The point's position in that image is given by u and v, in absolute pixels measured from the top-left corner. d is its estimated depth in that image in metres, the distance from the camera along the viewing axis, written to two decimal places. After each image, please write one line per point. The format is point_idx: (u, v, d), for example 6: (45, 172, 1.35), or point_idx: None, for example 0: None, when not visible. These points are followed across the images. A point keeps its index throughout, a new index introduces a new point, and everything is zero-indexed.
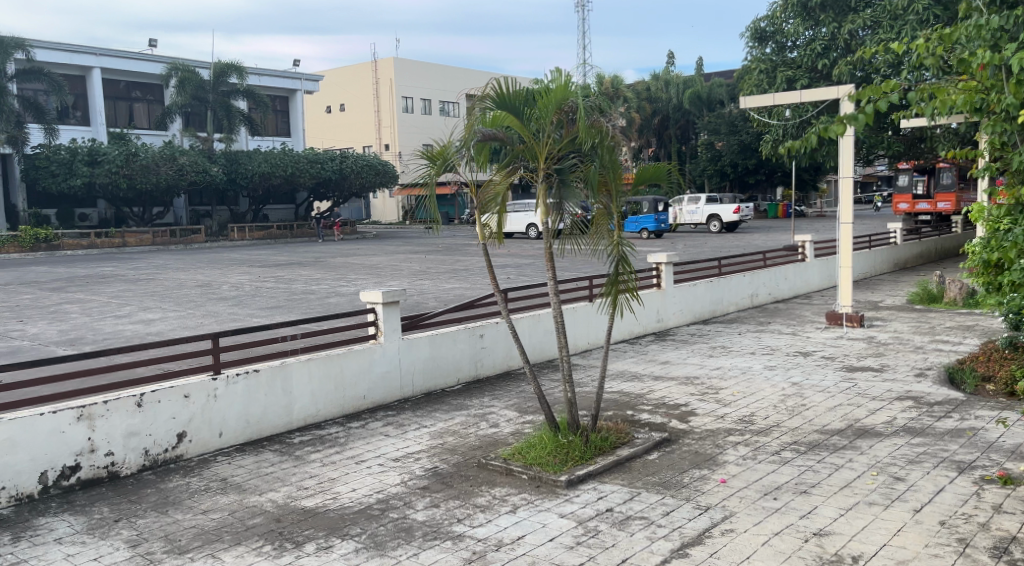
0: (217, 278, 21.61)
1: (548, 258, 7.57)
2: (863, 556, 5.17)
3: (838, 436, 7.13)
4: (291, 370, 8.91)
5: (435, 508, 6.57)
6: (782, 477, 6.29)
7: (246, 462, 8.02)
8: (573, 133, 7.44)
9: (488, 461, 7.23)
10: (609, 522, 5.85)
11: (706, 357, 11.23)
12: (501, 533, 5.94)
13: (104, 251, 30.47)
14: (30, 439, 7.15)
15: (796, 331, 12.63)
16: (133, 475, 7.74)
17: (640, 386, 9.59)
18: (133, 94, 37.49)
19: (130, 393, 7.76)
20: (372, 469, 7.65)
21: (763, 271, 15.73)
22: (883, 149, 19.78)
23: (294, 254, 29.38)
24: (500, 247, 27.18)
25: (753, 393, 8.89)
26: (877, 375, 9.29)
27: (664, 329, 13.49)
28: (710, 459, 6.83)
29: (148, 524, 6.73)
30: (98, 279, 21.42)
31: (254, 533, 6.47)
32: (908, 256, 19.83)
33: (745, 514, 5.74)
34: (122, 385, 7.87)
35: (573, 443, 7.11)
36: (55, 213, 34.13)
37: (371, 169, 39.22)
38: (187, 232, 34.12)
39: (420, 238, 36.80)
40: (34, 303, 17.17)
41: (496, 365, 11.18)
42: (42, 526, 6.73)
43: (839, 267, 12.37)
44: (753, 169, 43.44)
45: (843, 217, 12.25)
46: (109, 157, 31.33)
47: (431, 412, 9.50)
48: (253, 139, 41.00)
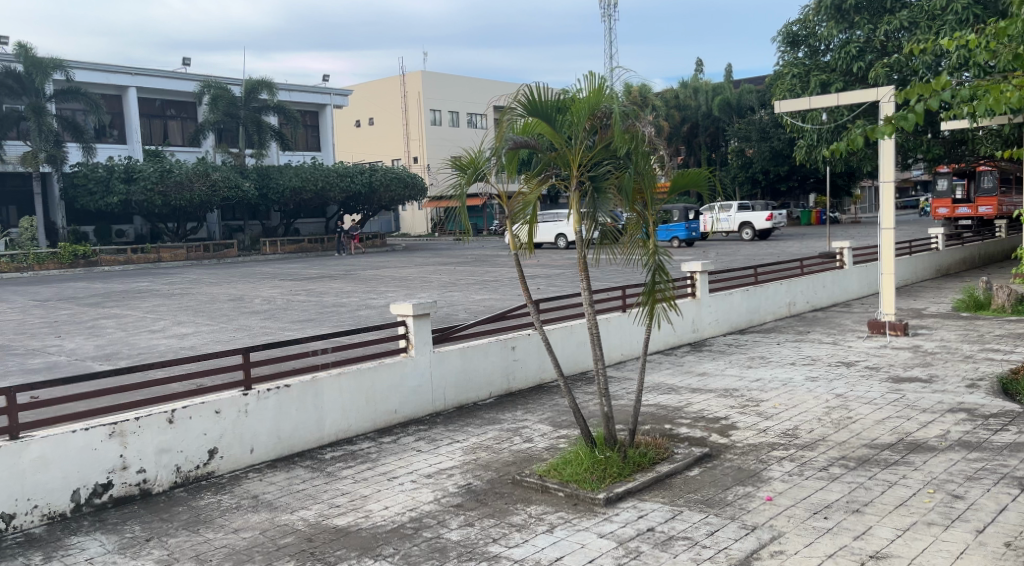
0: (249, 292, 21.62)
1: (583, 269, 7.37)
2: None
3: (889, 450, 6.83)
4: (323, 384, 8.77)
5: (469, 526, 6.38)
6: (832, 494, 6.02)
7: (277, 479, 7.87)
8: (607, 139, 7.25)
9: (523, 477, 7.02)
10: (651, 542, 5.61)
11: (744, 368, 10.95)
12: (539, 554, 5.73)
13: (140, 266, 30.64)
14: (63, 456, 7.07)
15: (837, 340, 12.29)
16: (165, 492, 7.62)
17: (678, 399, 9.34)
18: (168, 112, 37.89)
19: (161, 409, 7.66)
20: (405, 486, 7.47)
21: (800, 279, 15.39)
22: (922, 153, 19.35)
23: (326, 267, 29.40)
24: (530, 259, 26.97)
25: (796, 406, 8.61)
26: (926, 386, 8.96)
27: (700, 339, 13.22)
28: (754, 475, 6.57)
29: (180, 543, 6.59)
30: (133, 295, 21.54)
31: (285, 553, 6.30)
32: (949, 262, 19.36)
33: (795, 535, 5.48)
34: (154, 401, 7.77)
35: (611, 459, 6.88)
36: (92, 230, 34.57)
37: (400, 181, 39.16)
38: (221, 246, 34.00)
39: (450, 250, 36.70)
40: (71, 318, 17.30)
41: (529, 378, 10.97)
42: (74, 546, 6.62)
43: (882, 275, 12.03)
44: (785, 176, 42.94)
45: (885, 223, 11.97)
46: (144, 174, 31.61)
47: (463, 427, 9.31)
48: (284, 155, 41.25)
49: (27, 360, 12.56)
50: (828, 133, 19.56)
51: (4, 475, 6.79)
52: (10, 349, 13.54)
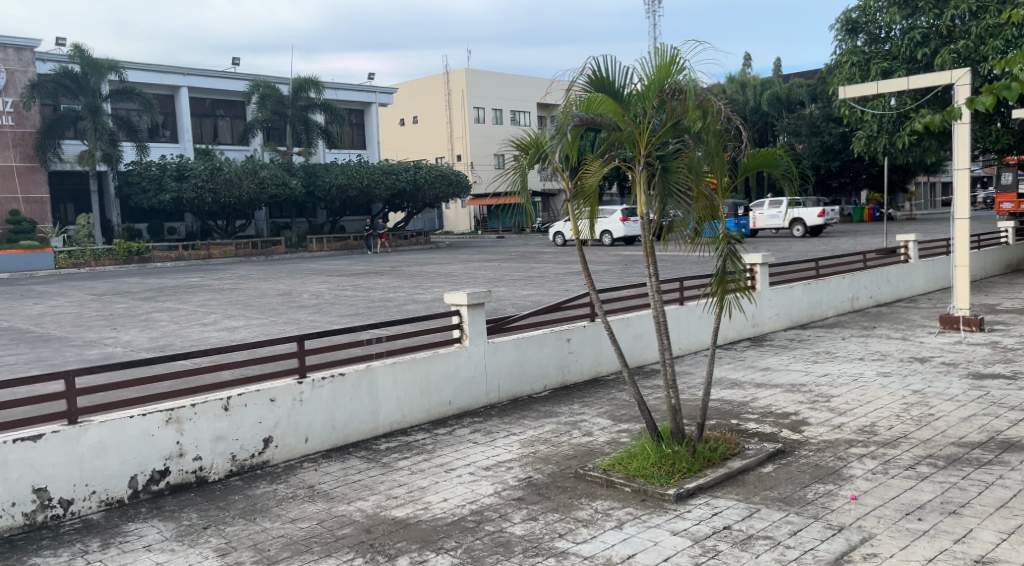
0: (297, 287, 21.56)
1: (651, 255, 7.02)
2: None
3: (980, 449, 6.46)
4: (378, 373, 8.59)
5: (533, 521, 6.13)
6: (923, 494, 5.64)
7: (333, 469, 7.69)
8: (677, 117, 6.91)
9: (587, 471, 6.75)
10: (729, 541, 5.29)
11: (810, 363, 10.53)
12: (608, 551, 5.44)
13: (191, 263, 30.82)
14: (121, 442, 6.95)
15: (907, 335, 11.83)
16: (220, 481, 7.48)
17: (743, 394, 8.98)
18: (218, 112, 38.19)
19: (217, 396, 7.50)
20: (463, 478, 7.24)
21: (863, 273, 14.89)
22: (989, 143, 18.86)
23: (371, 263, 29.34)
24: (576, 257, 26.65)
25: (870, 402, 8.21)
26: (1010, 383, 8.54)
27: (759, 334, 12.82)
28: (834, 473, 6.22)
29: (237, 531, 6.43)
30: (185, 289, 21.62)
31: (344, 544, 6.10)
32: (1017, 257, 18.70)
33: (888, 536, 5.12)
34: (211, 387, 7.64)
35: (679, 454, 6.59)
36: (145, 228, 35.08)
37: (445, 179, 38.90)
38: (269, 243, 34.09)
39: (494, 247, 36.45)
40: (125, 311, 17.40)
41: (584, 371, 10.69)
42: (131, 533, 6.48)
43: (955, 267, 11.60)
44: (835, 171, 42.25)
45: (959, 213, 11.46)
46: (195, 172, 31.90)
47: (519, 420, 9.06)
48: (330, 153, 41.35)
49: (84, 351, 12.56)
50: (889, 124, 19.00)
51: (62, 460, 6.67)
52: (66, 341, 13.58)
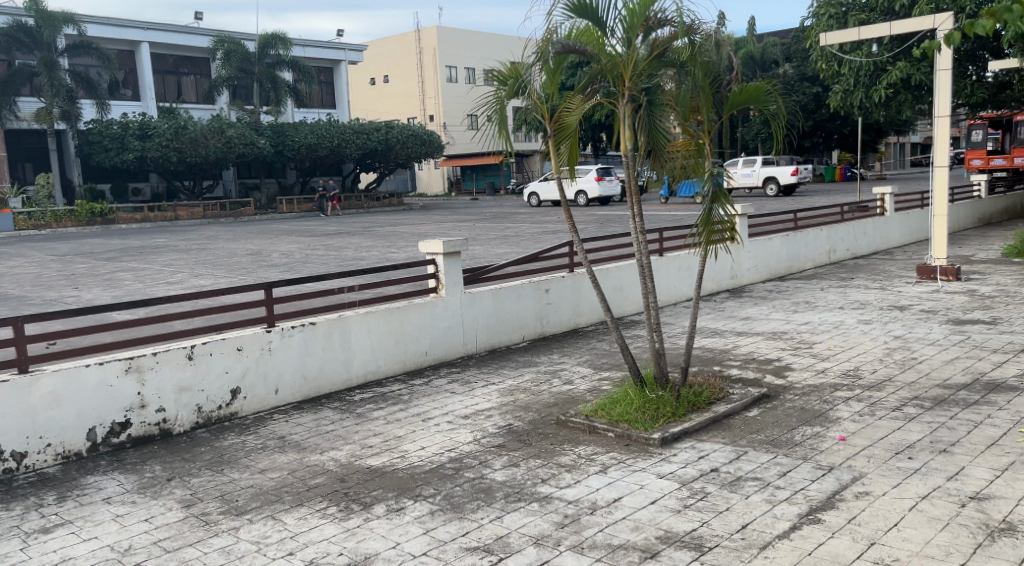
0: (266, 247, 21.15)
1: (635, 193, 6.77)
2: None
3: (966, 390, 6.43)
4: (351, 322, 8.38)
5: (515, 467, 5.99)
6: (913, 434, 5.56)
7: (304, 420, 7.51)
8: (662, 47, 6.69)
9: (568, 418, 6.64)
10: (718, 483, 5.14)
11: (790, 312, 10.45)
12: (594, 495, 5.28)
13: (157, 224, 30.21)
14: (78, 392, 6.69)
15: (885, 285, 11.83)
16: (186, 432, 7.28)
17: (724, 342, 8.90)
18: (181, 69, 37.29)
19: (180, 344, 7.26)
20: (441, 427, 7.10)
21: (840, 226, 14.83)
22: (963, 97, 18.88)
23: (342, 224, 28.91)
24: (550, 218, 26.41)
25: (852, 347, 8.16)
26: (991, 328, 8.58)
27: (738, 286, 12.69)
28: (821, 415, 6.13)
29: (203, 483, 6.24)
30: (150, 250, 21.14)
31: (317, 493, 5.93)
32: (986, 211, 18.96)
33: (879, 475, 4.99)
34: (174, 336, 7.39)
35: (663, 398, 6.47)
36: (109, 188, 34.30)
37: (417, 139, 38.32)
38: (238, 205, 33.49)
39: (468, 208, 36.09)
40: (88, 271, 16.98)
41: (563, 323, 10.54)
42: (89, 485, 6.27)
43: (933, 217, 11.58)
44: (809, 132, 42.17)
45: (939, 161, 11.35)
46: (159, 130, 31.15)
47: (498, 369, 8.92)
48: (299, 111, 40.61)
49: (45, 309, 12.21)
50: (865, 77, 18.81)
51: (14, 411, 6.40)
52: (26, 300, 13.18)
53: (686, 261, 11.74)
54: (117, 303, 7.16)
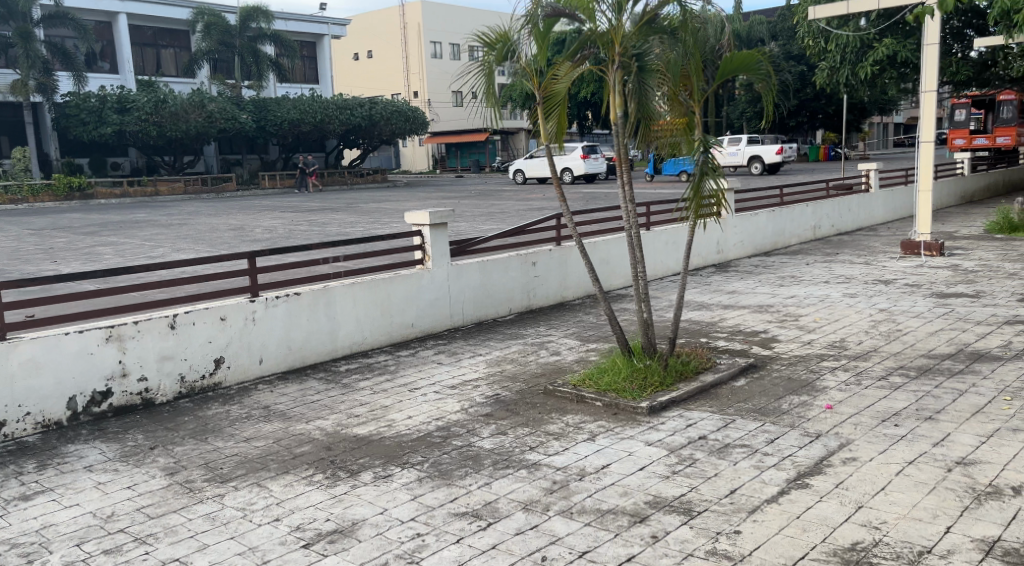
0: (248, 223, 20.99)
1: (624, 159, 6.76)
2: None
3: (950, 360, 6.48)
4: (336, 293, 8.33)
5: (503, 435, 5.99)
6: (899, 402, 5.61)
7: (289, 390, 7.48)
8: (653, 13, 6.68)
9: (556, 387, 6.64)
10: (706, 450, 5.16)
11: (776, 286, 10.48)
12: (582, 462, 5.29)
13: (136, 199, 29.93)
14: (57, 360, 6.61)
15: (870, 260, 11.90)
16: (168, 402, 7.24)
17: (710, 315, 8.93)
18: (160, 41, 36.82)
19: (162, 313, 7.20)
20: (428, 396, 7.10)
21: (826, 202, 14.87)
22: (949, 75, 18.93)
23: (325, 200, 28.72)
24: (535, 195, 26.33)
25: (838, 319, 8.20)
26: (975, 301, 8.65)
27: (724, 261, 12.70)
28: (807, 384, 6.16)
29: (186, 451, 6.21)
30: (130, 225, 20.93)
31: (303, 461, 5.91)
32: (969, 189, 19.08)
33: (866, 441, 5.03)
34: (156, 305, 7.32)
35: (651, 368, 6.48)
36: (87, 162, 33.88)
37: (401, 115, 38.09)
38: (219, 180, 33.21)
39: (452, 185, 35.94)
40: (67, 245, 16.79)
41: (550, 296, 10.53)
42: (70, 454, 6.23)
43: (918, 192, 11.63)
44: (794, 111, 42.21)
45: (925, 136, 11.38)
46: (138, 103, 30.78)
47: (485, 341, 8.92)
48: (281, 86, 40.24)
49: None
50: (851, 54, 18.79)
51: None
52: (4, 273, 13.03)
53: (673, 236, 11.75)
54: (98, 272, 7.09)
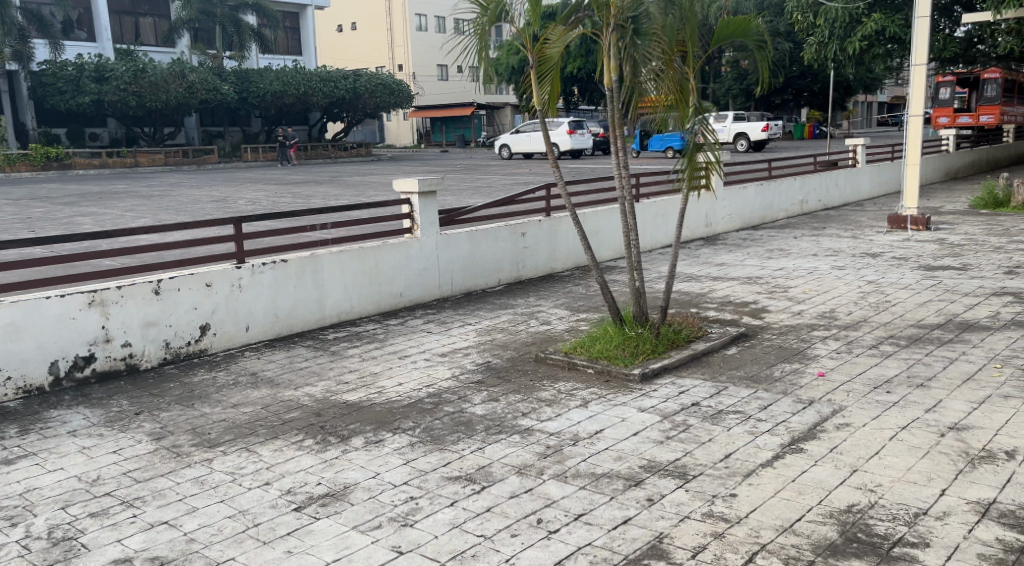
0: (231, 195, 20.78)
1: (617, 124, 6.73)
2: (1018, 450, 4.41)
3: (939, 330, 6.52)
4: (323, 261, 8.27)
5: (494, 402, 5.98)
6: (890, 370, 5.64)
7: (277, 357, 7.44)
8: None
9: (548, 355, 6.64)
10: (699, 416, 5.17)
11: (764, 259, 10.49)
12: (575, 428, 5.29)
13: (116, 171, 29.58)
14: (38, 325, 6.51)
15: (857, 234, 11.94)
16: (153, 368, 7.17)
17: (700, 286, 8.93)
18: (139, 9, 36.24)
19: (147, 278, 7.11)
20: (418, 364, 7.08)
21: (813, 176, 14.90)
22: (937, 51, 18.92)
23: (308, 173, 28.49)
24: (521, 170, 26.21)
25: (827, 291, 8.23)
26: (962, 273, 8.69)
27: (712, 234, 12.70)
28: (799, 353, 6.19)
29: (173, 416, 6.16)
30: (110, 196, 20.68)
31: (292, 427, 5.88)
32: (954, 165, 19.21)
33: (859, 408, 5.05)
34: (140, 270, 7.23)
35: (643, 336, 6.48)
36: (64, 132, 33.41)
37: (386, 88, 37.79)
38: (201, 152, 32.84)
39: (437, 160, 35.78)
40: (46, 215, 16.56)
41: (538, 268, 10.50)
42: (54, 419, 6.16)
43: (905, 166, 11.65)
44: (780, 88, 42.26)
45: (914, 110, 11.37)
46: (116, 72, 30.34)
47: (474, 311, 8.89)
48: (264, 57, 39.78)
49: None
50: (840, 29, 18.72)
51: None
52: None
53: (662, 208, 11.73)
54: (80, 235, 6.97)
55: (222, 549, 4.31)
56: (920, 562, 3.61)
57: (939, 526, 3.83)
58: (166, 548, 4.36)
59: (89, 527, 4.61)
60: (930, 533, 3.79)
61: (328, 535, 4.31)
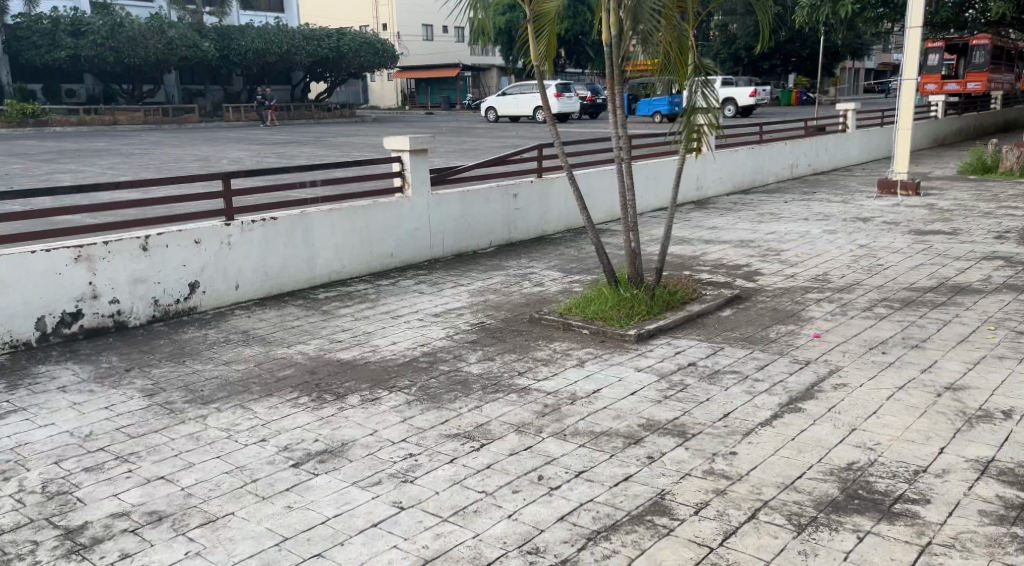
0: (213, 154, 20.55)
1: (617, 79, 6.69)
2: (1014, 410, 4.46)
3: (932, 293, 6.55)
4: (314, 220, 8.20)
5: (490, 361, 5.99)
6: (885, 331, 5.67)
7: (268, 316, 7.40)
8: None
9: (542, 315, 6.63)
10: (696, 376, 5.20)
11: (755, 222, 10.50)
12: (573, 387, 5.30)
13: (94, 128, 29.16)
14: (24, 279, 6.43)
15: (847, 199, 11.97)
16: (142, 325, 7.13)
17: (692, 249, 8.93)
18: None
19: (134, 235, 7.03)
20: (411, 323, 7.07)
21: (803, 141, 14.88)
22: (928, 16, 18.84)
23: (291, 133, 28.20)
24: (508, 133, 26.05)
25: (819, 254, 8.25)
26: (953, 237, 8.74)
27: (703, 198, 12.69)
28: (793, 315, 6.22)
29: (164, 373, 6.14)
30: (91, 154, 20.41)
31: (287, 384, 5.87)
32: (942, 132, 19.23)
33: (855, 368, 5.09)
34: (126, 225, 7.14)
35: (639, 297, 6.47)
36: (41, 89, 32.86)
37: (370, 47, 37.35)
38: (181, 111, 32.37)
39: (421, 122, 35.50)
40: (25, 172, 16.34)
41: (530, 230, 10.47)
42: (42, 374, 6.12)
43: (898, 131, 11.64)
44: (768, 54, 42.10)
45: (908, 73, 11.32)
46: (93, 27, 29.79)
47: (466, 272, 8.87)
48: (245, 14, 39.16)
49: None
50: None
51: None
52: None
53: (654, 171, 11.69)
54: (66, 189, 6.88)
55: (221, 504, 4.30)
56: (921, 518, 3.66)
57: (939, 484, 3.88)
58: (165, 502, 4.36)
59: (85, 482, 4.59)
60: (930, 491, 3.83)
61: (328, 491, 4.32)
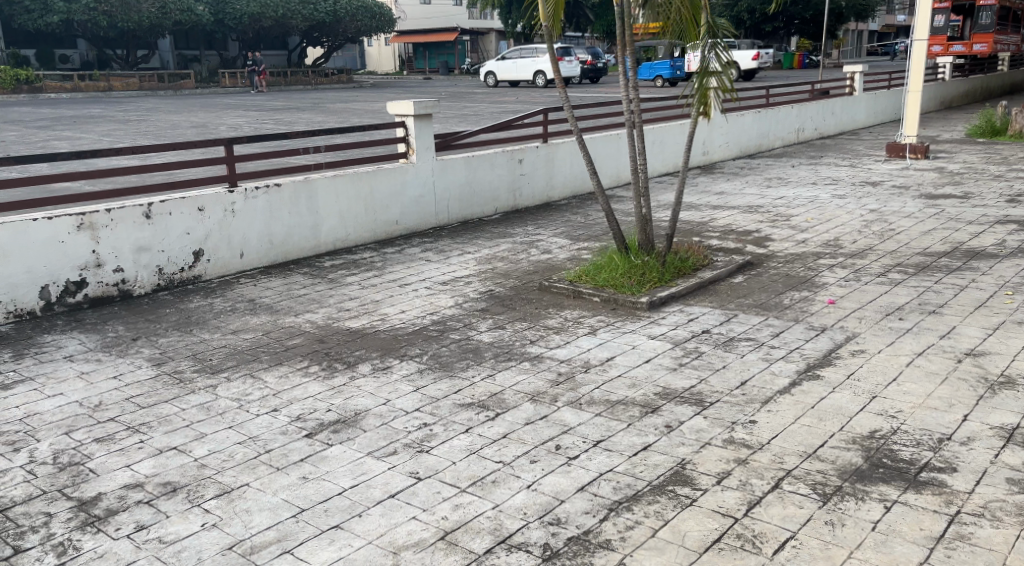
0: (211, 121, 20.36)
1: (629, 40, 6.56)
2: None
3: (946, 258, 6.49)
4: (318, 186, 8.11)
5: (501, 329, 5.94)
6: (900, 297, 5.62)
7: (274, 284, 7.34)
8: None
9: (552, 283, 6.57)
10: (711, 343, 5.16)
11: (763, 187, 10.41)
12: (586, 355, 5.26)
13: (88, 94, 28.85)
14: (26, 247, 6.36)
15: (855, 163, 11.87)
16: (146, 294, 7.07)
17: (700, 214, 8.85)
18: None
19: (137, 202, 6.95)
20: (419, 292, 7.02)
21: (810, 105, 14.74)
22: None
23: (289, 99, 27.94)
24: (508, 98, 25.81)
25: (829, 219, 8.18)
26: (964, 201, 8.65)
27: (709, 163, 12.58)
28: (806, 281, 6.16)
29: (172, 342, 6.10)
30: (86, 120, 20.21)
31: (297, 353, 5.83)
32: (949, 95, 19.02)
33: (872, 335, 5.04)
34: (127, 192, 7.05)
35: (650, 264, 6.41)
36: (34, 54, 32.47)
37: (366, 11, 36.91)
38: (177, 77, 31.92)
39: (419, 87, 35.17)
40: (20, 139, 16.19)
41: (535, 195, 10.38)
42: (48, 344, 6.08)
43: (908, 92, 11.50)
44: (770, 17, 41.60)
45: (919, 34, 11.17)
46: None
47: (473, 239, 8.79)
48: None
49: None
50: None
51: None
52: None
53: (660, 135, 11.57)
54: (66, 156, 6.77)
55: (235, 475, 4.27)
56: (948, 487, 3.63)
57: (964, 452, 3.85)
58: (179, 472, 4.33)
59: (97, 453, 4.56)
60: (956, 459, 3.80)
61: (343, 461, 4.29)
